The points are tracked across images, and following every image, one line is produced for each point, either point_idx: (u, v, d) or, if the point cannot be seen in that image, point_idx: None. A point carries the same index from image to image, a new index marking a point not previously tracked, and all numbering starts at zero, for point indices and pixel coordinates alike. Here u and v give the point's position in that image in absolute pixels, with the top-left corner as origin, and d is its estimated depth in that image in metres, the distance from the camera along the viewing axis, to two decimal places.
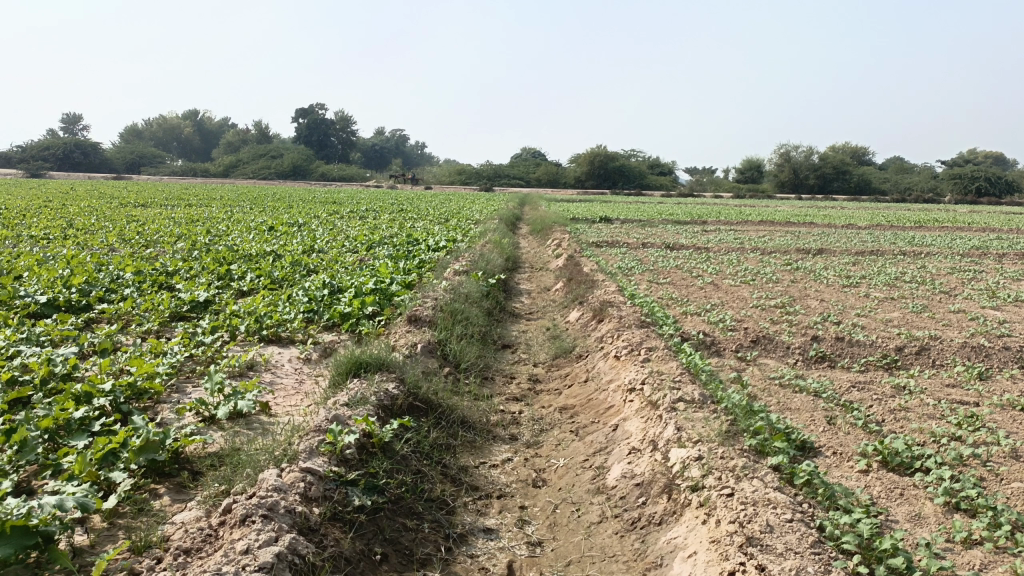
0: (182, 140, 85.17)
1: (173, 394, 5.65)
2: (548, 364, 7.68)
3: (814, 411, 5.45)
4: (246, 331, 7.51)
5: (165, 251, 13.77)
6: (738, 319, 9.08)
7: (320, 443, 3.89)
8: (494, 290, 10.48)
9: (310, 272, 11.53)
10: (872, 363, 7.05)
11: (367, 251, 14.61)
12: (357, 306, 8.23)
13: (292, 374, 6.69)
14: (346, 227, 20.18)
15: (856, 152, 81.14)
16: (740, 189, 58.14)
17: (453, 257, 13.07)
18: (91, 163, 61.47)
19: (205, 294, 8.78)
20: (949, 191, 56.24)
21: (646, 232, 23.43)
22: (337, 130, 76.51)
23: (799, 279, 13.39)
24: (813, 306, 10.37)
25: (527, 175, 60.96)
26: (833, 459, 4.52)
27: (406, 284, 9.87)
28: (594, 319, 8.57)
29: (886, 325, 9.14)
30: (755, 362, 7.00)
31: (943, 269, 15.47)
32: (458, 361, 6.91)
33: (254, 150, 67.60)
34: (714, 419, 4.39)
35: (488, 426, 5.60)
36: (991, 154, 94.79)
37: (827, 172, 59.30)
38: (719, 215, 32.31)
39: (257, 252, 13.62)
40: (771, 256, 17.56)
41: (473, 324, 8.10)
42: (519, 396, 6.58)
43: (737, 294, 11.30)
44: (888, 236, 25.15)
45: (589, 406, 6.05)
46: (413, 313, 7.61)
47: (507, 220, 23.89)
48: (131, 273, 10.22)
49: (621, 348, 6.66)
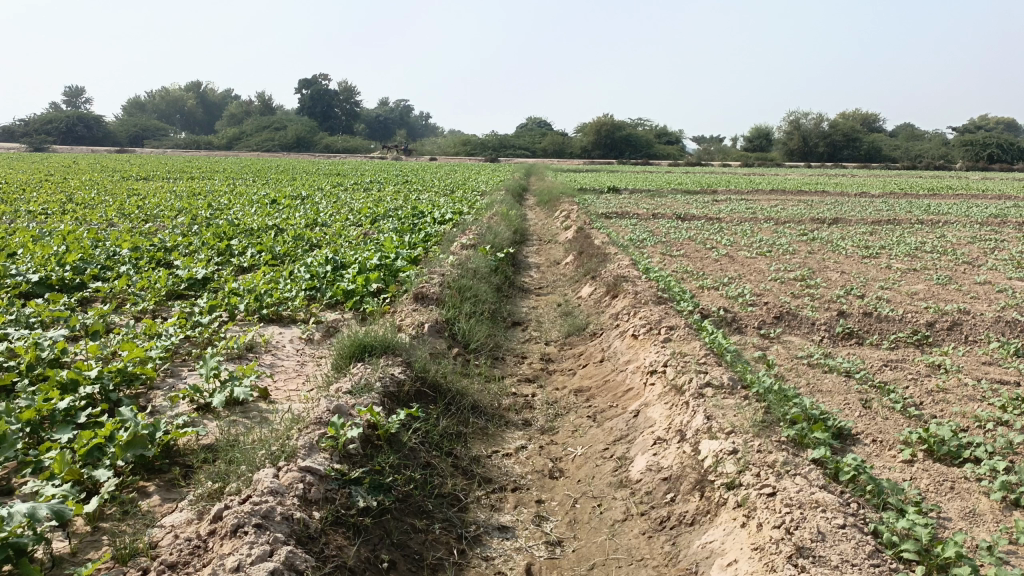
0: (185, 112, 84.55)
1: (167, 380, 5.35)
2: (560, 343, 7.35)
3: (847, 394, 5.12)
4: (246, 311, 7.20)
5: (165, 226, 13.47)
6: (757, 293, 8.72)
7: (320, 438, 3.58)
8: (502, 264, 10.12)
9: (312, 247, 11.23)
10: (903, 340, 6.69)
11: (372, 224, 14.25)
12: (361, 282, 7.90)
13: (293, 356, 6.40)
14: (350, 199, 19.85)
15: (866, 119, 80.15)
16: (748, 158, 57.47)
17: (460, 230, 12.71)
18: (94, 137, 61.17)
19: (204, 271, 8.47)
20: (960, 158, 55.48)
21: (655, 202, 22.99)
22: (341, 101, 75.77)
23: (816, 250, 13.00)
24: (834, 279, 10.00)
25: (533, 145, 60.35)
26: (873, 448, 4.19)
27: (412, 258, 9.53)
28: (608, 295, 8.22)
29: (912, 298, 8.77)
30: (779, 340, 6.66)
31: (964, 239, 15.03)
32: (467, 341, 6.59)
33: (257, 122, 67.03)
34: (746, 407, 4.06)
35: (500, 412, 5.30)
36: (1002, 120, 93.64)
37: (837, 140, 58.43)
38: (729, 185, 31.78)
39: (258, 226, 13.30)
40: (784, 226, 17.14)
41: (481, 301, 7.77)
42: (531, 377, 6.26)
43: (753, 266, 10.94)
44: (902, 205, 24.62)
45: (606, 389, 5.73)
46: (419, 290, 7.28)
47: (514, 191, 23.51)
48: (128, 249, 9.91)
49: (639, 327, 6.31)
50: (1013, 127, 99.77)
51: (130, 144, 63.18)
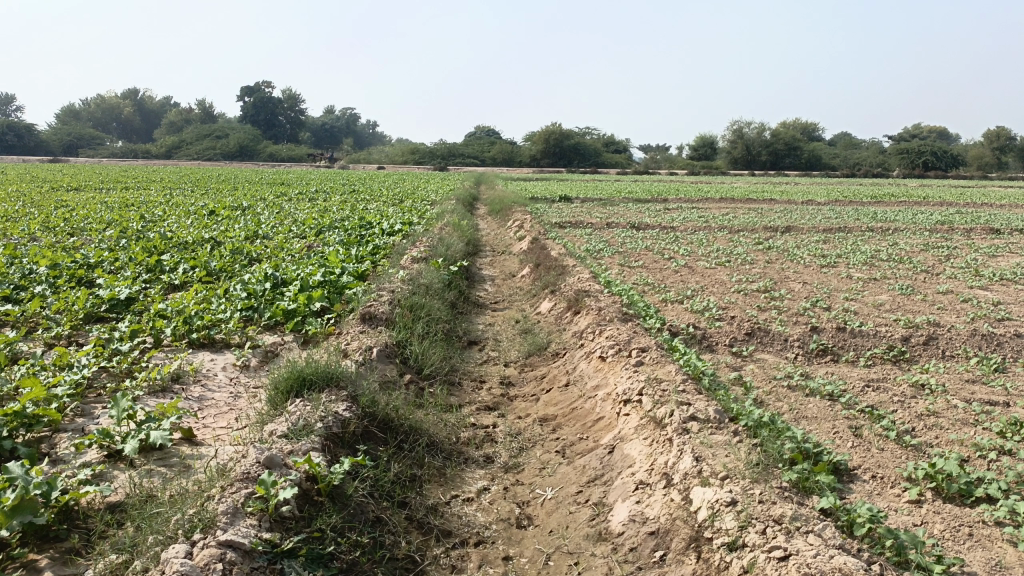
0: (122, 120, 81.91)
1: (76, 421, 4.68)
2: (521, 364, 6.84)
3: (835, 420, 4.74)
4: (174, 335, 6.53)
5: (91, 240, 12.58)
6: (722, 306, 8.37)
7: (247, 499, 3.03)
8: (455, 278, 9.59)
9: (251, 262, 10.54)
10: (879, 357, 6.39)
11: (316, 236, 13.59)
12: (303, 301, 7.29)
13: (226, 386, 5.77)
14: (294, 209, 19.06)
15: (807, 128, 82.07)
16: (694, 166, 58.03)
17: (410, 241, 12.14)
18: (26, 145, 58.64)
19: (128, 291, 7.75)
20: (897, 166, 56.91)
21: (608, 211, 22.73)
22: (285, 109, 74.24)
23: (774, 259, 12.78)
24: (797, 289, 9.72)
25: (482, 153, 59.95)
26: (873, 486, 3.81)
27: (359, 274, 8.93)
28: (569, 311, 7.77)
29: (879, 310, 8.52)
30: (753, 358, 6.28)
31: (916, 246, 15.03)
32: (420, 366, 6.05)
33: (198, 130, 65.23)
34: (737, 445, 3.62)
35: (459, 448, 4.77)
36: (935, 129, 96.91)
37: (779, 148, 59.43)
38: (678, 192, 31.82)
39: (194, 239, 12.52)
40: (739, 234, 16.98)
41: (434, 320, 7.23)
42: (491, 405, 5.75)
43: (715, 277, 10.62)
44: (850, 212, 24.85)
45: (574, 418, 5.24)
46: (367, 309, 6.70)
47: (465, 200, 23.01)
48: (45, 266, 9.09)
49: (606, 348, 5.83)
50: (944, 136, 103.51)
51: (64, 153, 60.80)
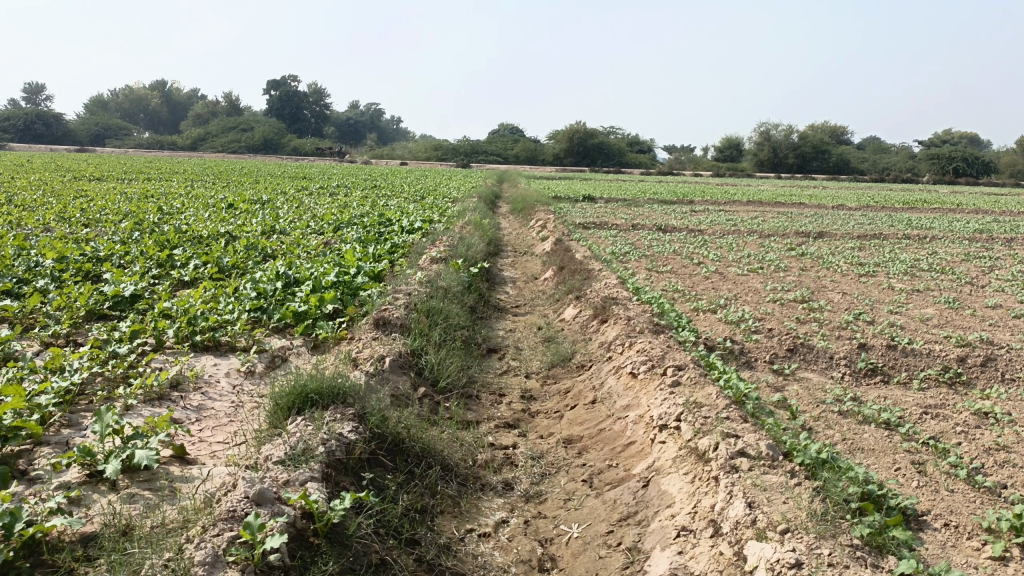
0: (149, 111, 82.45)
1: (61, 433, 4.31)
2: (543, 376, 6.39)
3: (895, 455, 4.25)
4: (176, 337, 6.16)
5: (106, 232, 12.31)
6: (758, 318, 7.87)
7: (229, 546, 2.65)
8: (475, 280, 9.17)
9: (265, 258, 10.20)
10: (934, 379, 5.88)
11: (334, 232, 13.24)
12: (314, 303, 6.90)
13: (228, 395, 5.38)
14: (314, 205, 18.74)
15: (835, 132, 80.95)
16: (720, 168, 57.22)
17: (430, 240, 11.73)
18: (54, 135, 59.08)
19: (133, 288, 7.40)
20: (926, 172, 55.81)
21: (633, 212, 22.19)
22: (310, 103, 74.26)
23: (809, 267, 12.23)
24: (836, 300, 9.18)
25: (505, 151, 59.52)
26: (948, 537, 3.33)
27: (375, 274, 8.53)
28: (595, 320, 7.31)
29: (927, 325, 7.97)
30: (796, 377, 5.78)
31: (957, 256, 14.38)
32: (435, 378, 5.63)
33: (222, 123, 65.40)
34: (795, 490, 3.16)
35: (475, 473, 4.34)
36: (966, 135, 95.29)
37: (806, 151, 58.43)
38: (705, 195, 31.18)
39: (209, 234, 12.21)
40: (770, 239, 16.41)
41: (451, 326, 6.81)
42: (511, 422, 5.31)
43: (748, 285, 10.11)
44: (883, 218, 24.14)
45: (602, 441, 4.79)
46: (380, 314, 6.28)
47: (487, 198, 22.59)
48: (52, 259, 8.79)
49: (637, 364, 5.36)
50: (975, 142, 101.75)
51: (91, 144, 61.19)
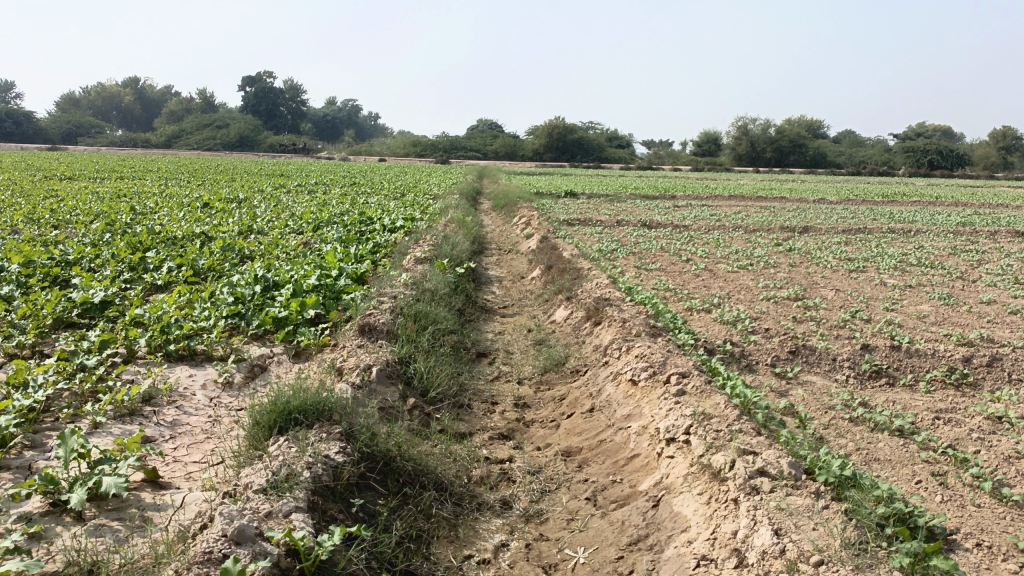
0: (122, 109, 81.14)
1: (22, 457, 3.99)
2: (536, 382, 6.13)
3: (913, 467, 4.03)
4: (149, 346, 5.84)
5: (76, 234, 11.87)
6: (754, 317, 7.66)
7: None
8: (462, 280, 8.89)
9: (242, 260, 9.86)
10: (940, 381, 5.69)
11: (313, 231, 12.91)
12: (295, 308, 6.58)
13: (205, 409, 5.08)
14: (292, 203, 18.33)
15: (812, 126, 81.50)
16: (698, 162, 57.26)
17: (413, 239, 11.43)
18: (24, 134, 57.89)
19: (103, 293, 7.05)
20: (901, 165, 56.21)
21: (616, 208, 21.98)
22: (287, 99, 73.39)
23: (798, 263, 12.05)
24: (830, 298, 9.00)
25: (484, 147, 59.17)
26: (981, 558, 3.10)
27: (358, 276, 8.22)
28: (588, 321, 7.06)
29: (924, 323, 7.80)
30: (800, 381, 5.57)
31: (943, 250, 14.29)
32: (424, 387, 5.35)
33: (197, 120, 64.43)
34: (823, 514, 2.95)
35: (470, 491, 4.07)
36: (939, 128, 96.36)
37: (783, 145, 58.60)
38: (686, 189, 31.04)
39: (184, 235, 11.82)
40: (756, 235, 16.26)
41: (439, 330, 6.52)
42: (506, 432, 5.04)
43: (739, 282, 9.92)
44: (865, 211, 24.11)
45: (604, 454, 4.53)
46: (365, 320, 5.98)
47: (468, 195, 22.30)
48: (18, 264, 8.40)
49: (637, 371, 5.12)
50: (949, 136, 102.78)
51: (62, 142, 60.04)
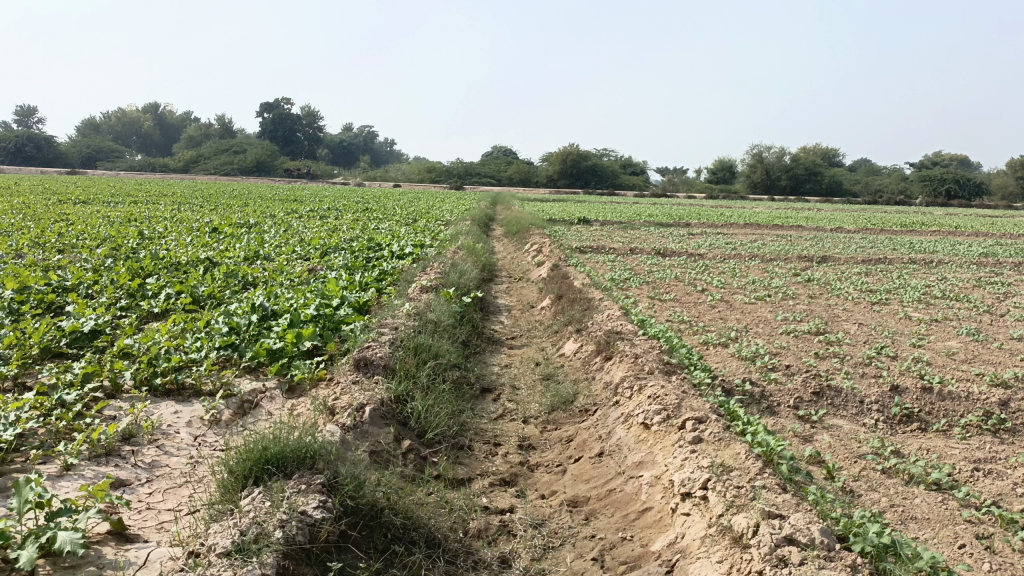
0: (142, 134, 82.02)
1: None
2: (543, 421, 5.77)
3: (957, 529, 3.65)
4: (134, 379, 5.55)
5: (79, 259, 11.66)
6: (773, 353, 7.29)
7: None
8: (468, 310, 8.59)
9: (244, 287, 9.61)
10: (977, 428, 5.29)
11: (320, 258, 12.68)
12: (290, 340, 6.28)
13: (187, 449, 4.76)
14: (302, 228, 18.17)
15: (827, 155, 81.22)
16: (713, 190, 56.98)
17: (420, 267, 11.14)
18: (44, 157, 58.48)
19: (94, 322, 6.78)
20: (918, 193, 55.69)
21: (629, 235, 21.65)
22: (303, 125, 73.95)
23: (818, 295, 11.67)
24: (852, 332, 8.60)
25: (498, 173, 59.18)
26: None
27: (359, 306, 7.93)
28: (599, 356, 6.71)
29: (954, 360, 7.39)
30: (825, 425, 5.20)
31: (967, 282, 13.85)
32: (422, 428, 5.01)
33: (215, 145, 64.92)
34: None
35: (466, 546, 3.71)
36: (957, 158, 95.75)
37: (799, 173, 58.24)
38: (700, 217, 30.72)
39: (188, 260, 11.59)
40: (773, 264, 15.88)
41: (441, 364, 6.20)
42: (508, 478, 4.69)
43: (757, 314, 9.56)
44: (884, 241, 23.68)
45: (613, 506, 4.17)
46: (362, 354, 5.66)
47: (480, 221, 22.08)
48: (13, 289, 8.17)
49: (650, 413, 4.76)
50: (966, 165, 102.22)
51: (82, 165, 60.59)
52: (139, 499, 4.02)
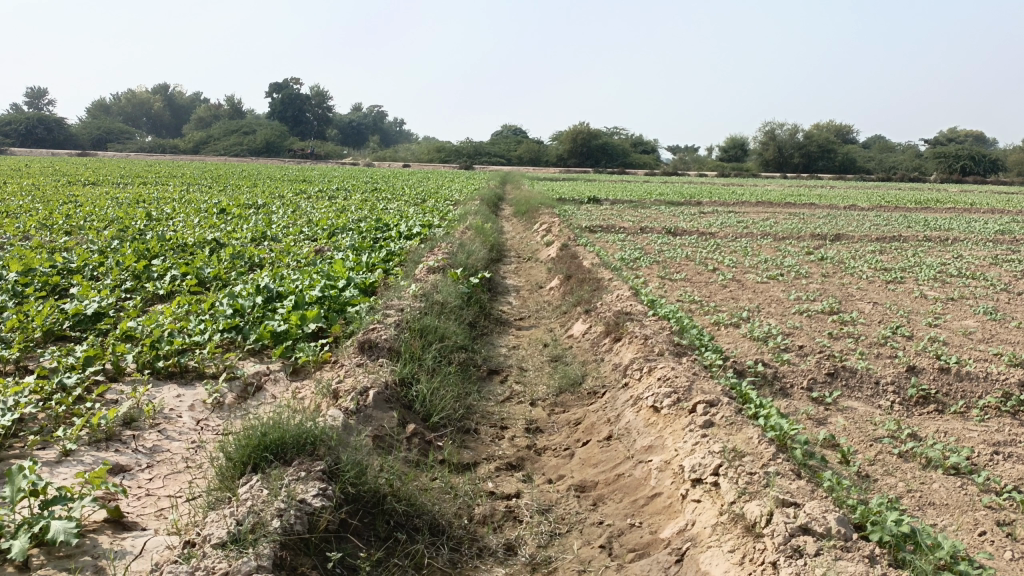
0: (152, 116, 81.98)
1: None
2: (551, 403, 5.67)
3: (977, 516, 3.53)
4: (136, 363, 5.48)
5: (86, 241, 11.62)
6: (786, 333, 7.15)
7: None
8: (476, 291, 8.48)
9: (251, 269, 9.53)
10: (997, 409, 5.15)
11: (328, 239, 12.59)
12: (295, 322, 6.20)
13: (189, 433, 4.69)
14: (311, 209, 18.09)
15: (840, 132, 80.33)
16: (724, 168, 56.46)
17: (428, 247, 11.02)
18: (55, 140, 58.57)
19: (97, 304, 6.71)
20: (933, 170, 54.99)
21: (640, 214, 21.44)
22: (313, 105, 73.69)
23: (831, 273, 11.49)
24: (867, 311, 8.44)
25: (508, 152, 58.84)
26: None
27: (366, 287, 7.83)
28: (608, 337, 6.59)
29: (971, 340, 7.23)
30: (840, 407, 5.07)
31: (984, 260, 13.61)
32: (427, 412, 4.92)
33: (223, 126, 64.80)
34: None
35: (470, 533, 3.63)
36: (972, 134, 94.47)
37: (812, 151, 57.59)
38: (712, 195, 30.39)
39: (194, 241, 11.51)
40: (786, 243, 15.67)
41: (447, 346, 6.10)
42: (515, 463, 4.60)
43: (770, 294, 9.41)
44: (898, 218, 23.37)
45: (621, 492, 4.08)
46: (366, 336, 5.57)
47: (489, 200, 21.93)
48: (18, 271, 8.12)
49: (659, 396, 4.65)
50: (981, 141, 100.99)
51: (92, 147, 60.67)
52: (139, 485, 3.95)
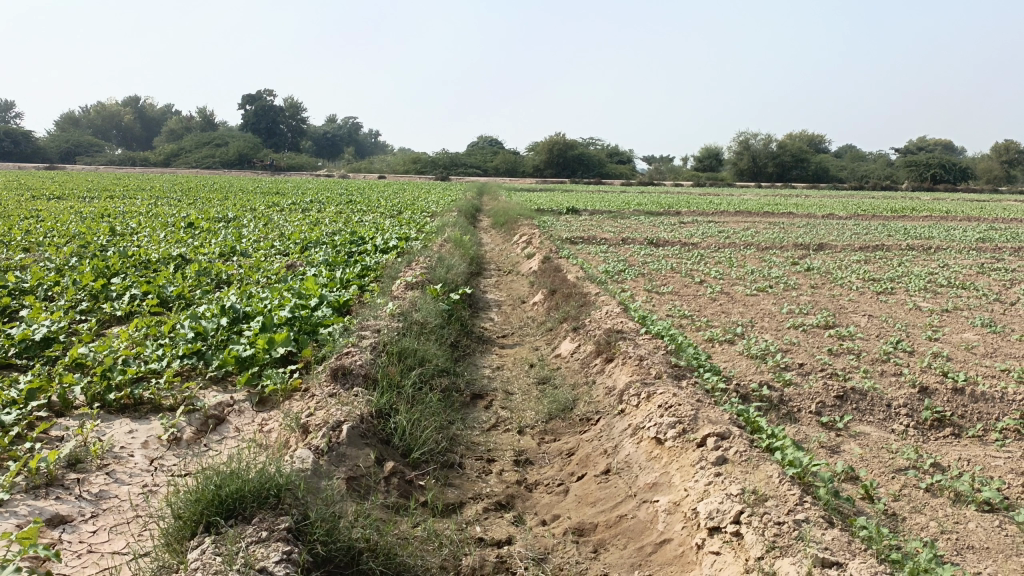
0: (122, 128, 80.64)
1: None
2: (540, 431, 5.26)
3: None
4: (86, 395, 4.99)
5: (43, 257, 11.03)
6: (784, 350, 6.80)
7: None
8: (456, 308, 8.06)
9: (218, 286, 9.04)
10: (1018, 433, 4.82)
11: (300, 253, 12.10)
12: (261, 346, 5.74)
13: (141, 475, 4.20)
14: (284, 222, 17.58)
15: (813, 141, 81.01)
16: (700, 177, 56.58)
17: (405, 261, 10.58)
18: (22, 152, 57.27)
19: (47, 329, 6.21)
20: (905, 178, 55.51)
21: (620, 225, 21.16)
22: (287, 117, 72.89)
23: (820, 284, 11.21)
24: (863, 325, 8.13)
25: (485, 163, 58.51)
26: None
27: (339, 305, 7.38)
28: (599, 358, 6.20)
29: (975, 355, 6.92)
30: (853, 433, 4.71)
31: (970, 268, 13.43)
32: (406, 446, 4.48)
33: (195, 138, 63.86)
34: None
35: None
36: (941, 143, 95.86)
37: (786, 160, 57.88)
38: (690, 205, 30.23)
39: (159, 258, 10.97)
40: (769, 253, 15.42)
41: (427, 369, 5.67)
42: (505, 502, 4.18)
43: (761, 307, 9.08)
44: (877, 227, 23.31)
45: (625, 536, 3.67)
46: (339, 363, 5.12)
47: (467, 212, 21.54)
48: None
49: (662, 427, 4.26)
50: (950, 150, 102.62)
51: (61, 160, 59.41)
52: (79, 541, 3.47)
